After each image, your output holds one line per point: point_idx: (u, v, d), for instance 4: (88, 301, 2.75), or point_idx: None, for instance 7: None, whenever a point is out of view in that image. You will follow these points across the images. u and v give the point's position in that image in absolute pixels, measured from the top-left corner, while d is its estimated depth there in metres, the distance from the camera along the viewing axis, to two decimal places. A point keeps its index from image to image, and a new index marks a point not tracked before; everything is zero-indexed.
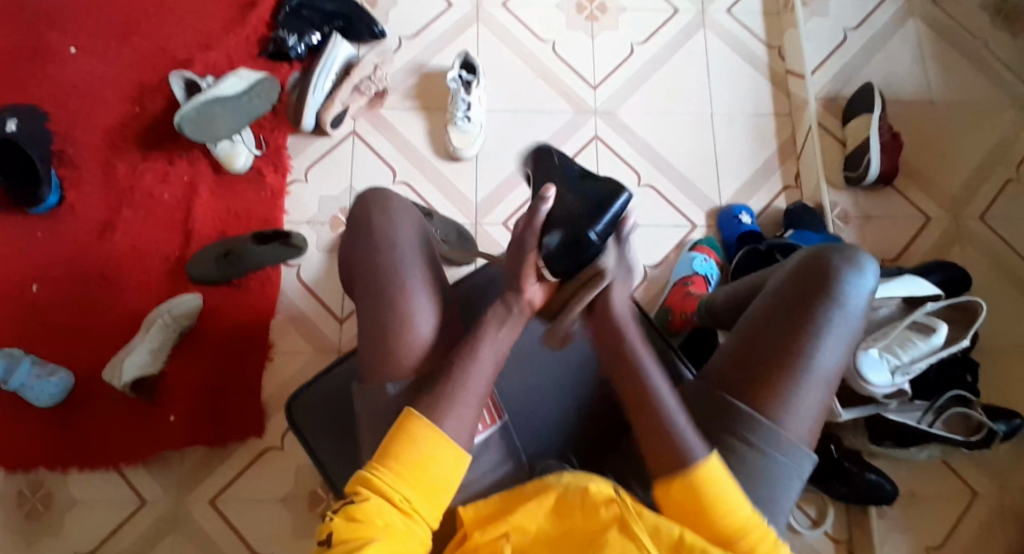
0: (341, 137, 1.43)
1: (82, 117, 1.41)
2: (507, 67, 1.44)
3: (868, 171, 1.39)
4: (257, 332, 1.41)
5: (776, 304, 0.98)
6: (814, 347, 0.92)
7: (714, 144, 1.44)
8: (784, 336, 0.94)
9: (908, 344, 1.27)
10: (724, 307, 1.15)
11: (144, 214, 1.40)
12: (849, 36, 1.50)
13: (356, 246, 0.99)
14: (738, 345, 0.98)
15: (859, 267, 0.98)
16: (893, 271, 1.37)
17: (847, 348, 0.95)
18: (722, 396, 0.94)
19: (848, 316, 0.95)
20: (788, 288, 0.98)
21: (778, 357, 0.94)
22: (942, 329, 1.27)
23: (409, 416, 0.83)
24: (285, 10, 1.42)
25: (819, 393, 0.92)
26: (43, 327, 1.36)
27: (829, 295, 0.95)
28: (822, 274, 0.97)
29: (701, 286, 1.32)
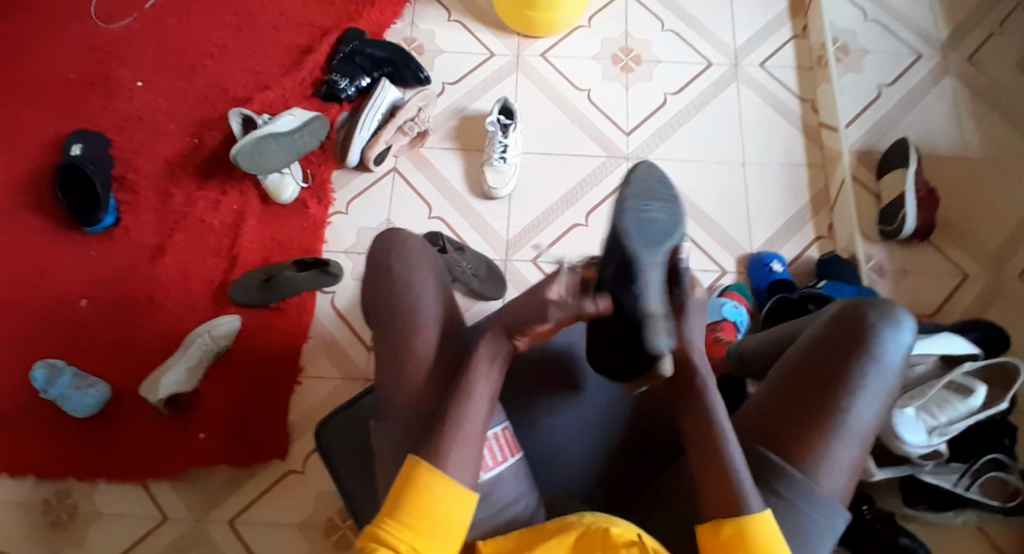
0: (383, 173, 1.49)
1: (144, 146, 1.51)
2: (542, 113, 1.49)
3: (904, 225, 1.38)
4: (289, 356, 1.45)
5: (810, 355, 0.97)
6: (849, 401, 0.92)
7: (744, 192, 1.46)
8: (818, 387, 0.94)
9: (947, 405, 1.22)
10: (755, 353, 1.14)
11: (193, 239, 1.48)
12: (883, 92, 1.50)
13: (384, 256, 1.06)
14: (772, 396, 0.97)
15: (897, 322, 0.96)
16: (931, 326, 1.34)
17: (884, 405, 0.93)
18: (757, 450, 0.94)
19: (885, 373, 0.93)
20: (823, 340, 0.97)
21: (813, 411, 0.93)
22: (980, 391, 1.21)
23: (414, 464, 0.85)
24: (340, 56, 1.50)
25: (852, 449, 0.92)
26: (90, 339, 1.43)
27: (866, 350, 0.94)
28: (859, 328, 0.95)
29: (729, 332, 1.31)
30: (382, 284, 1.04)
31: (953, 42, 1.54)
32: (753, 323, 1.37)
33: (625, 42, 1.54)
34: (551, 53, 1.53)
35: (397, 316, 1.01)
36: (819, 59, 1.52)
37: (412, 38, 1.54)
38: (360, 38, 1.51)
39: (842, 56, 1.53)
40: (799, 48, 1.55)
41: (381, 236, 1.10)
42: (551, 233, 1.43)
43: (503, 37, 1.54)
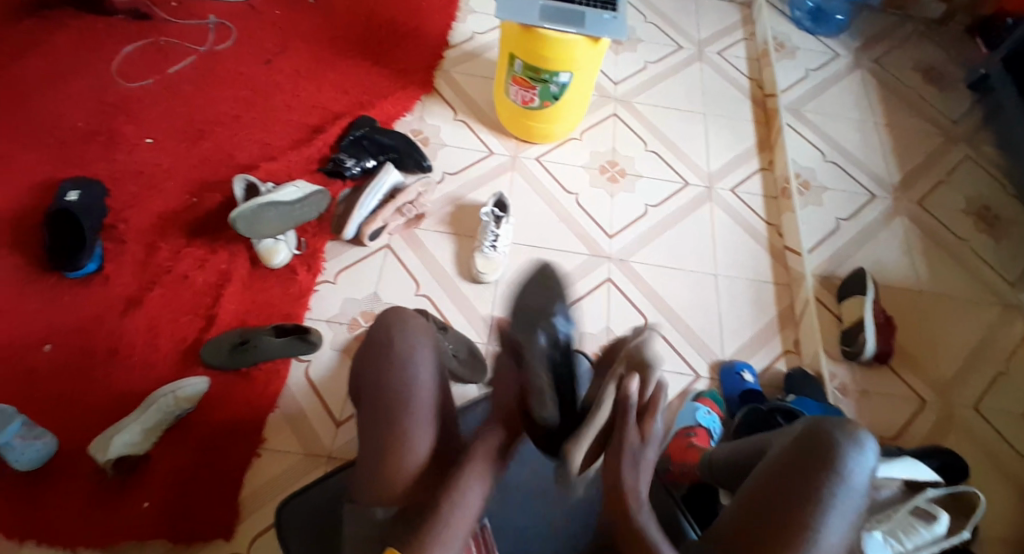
0: (375, 249, 1.53)
1: (140, 200, 1.52)
2: (533, 209, 1.57)
3: (864, 348, 1.48)
4: (250, 426, 1.39)
5: (780, 472, 1.00)
6: (817, 521, 0.95)
7: (716, 300, 1.55)
8: (790, 504, 0.97)
9: (912, 531, 1.19)
10: (725, 461, 1.17)
11: (172, 295, 1.46)
12: (841, 225, 1.64)
13: (382, 331, 1.06)
14: (745, 511, 1.00)
15: (860, 444, 1.00)
16: (894, 449, 1.40)
17: (852, 525, 0.96)
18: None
19: (851, 494, 0.96)
20: (794, 457, 1.01)
21: (785, 527, 0.96)
22: (943, 518, 1.19)
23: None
24: (349, 138, 1.57)
25: None
26: (44, 388, 1.36)
27: (833, 470, 0.97)
28: (826, 446, 0.99)
29: (703, 439, 1.33)
30: (378, 352, 1.04)
31: (903, 186, 1.71)
32: (726, 431, 1.40)
33: (612, 155, 1.67)
34: (546, 158, 1.65)
35: (387, 373, 1.02)
36: (782, 190, 1.66)
37: (419, 130, 1.64)
38: (370, 125, 1.59)
39: (804, 190, 1.66)
40: (765, 179, 1.69)
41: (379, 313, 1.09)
42: None
43: (503, 140, 1.66)
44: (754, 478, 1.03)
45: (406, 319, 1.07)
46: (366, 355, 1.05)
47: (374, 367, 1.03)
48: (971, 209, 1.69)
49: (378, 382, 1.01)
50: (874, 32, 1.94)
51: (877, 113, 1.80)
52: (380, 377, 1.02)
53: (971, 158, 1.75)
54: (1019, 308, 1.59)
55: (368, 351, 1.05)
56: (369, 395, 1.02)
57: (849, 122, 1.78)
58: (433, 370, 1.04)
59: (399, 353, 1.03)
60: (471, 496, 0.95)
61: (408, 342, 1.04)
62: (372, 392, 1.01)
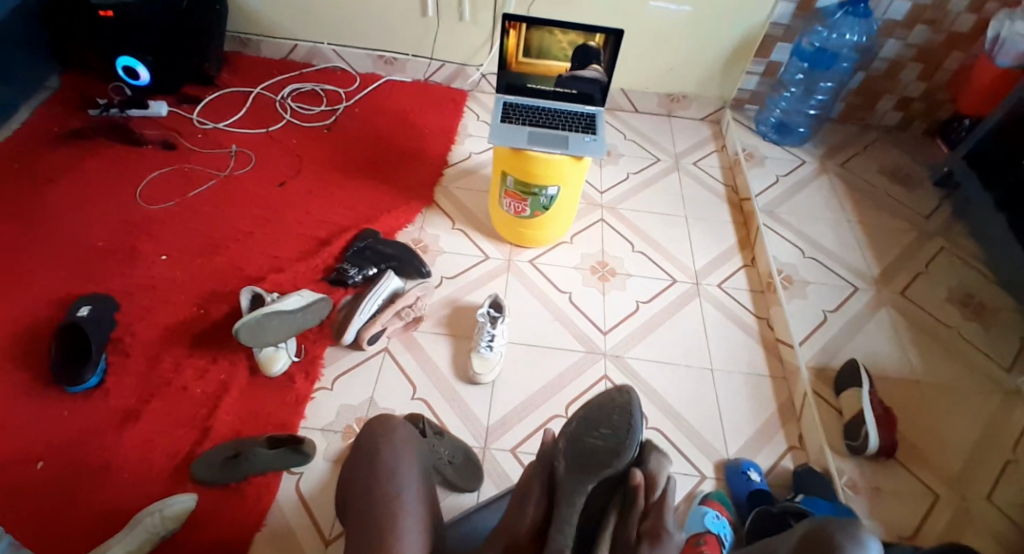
0: (373, 353, 1.55)
1: (148, 313, 1.56)
2: (529, 313, 1.62)
3: (867, 442, 1.47)
4: (237, 546, 1.35)
5: None
6: None
7: (714, 394, 1.56)
8: None
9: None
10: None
11: (171, 406, 1.47)
12: (828, 316, 1.68)
13: (371, 446, 1.16)
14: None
15: (865, 544, 1.04)
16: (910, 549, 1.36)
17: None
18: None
19: None
20: None
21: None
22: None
23: None
24: (353, 249, 1.65)
25: None
26: (35, 506, 1.34)
27: None
28: (827, 545, 1.03)
29: (713, 548, 1.24)
30: (370, 468, 1.13)
31: (884, 279, 1.76)
32: (737, 537, 1.37)
33: (601, 257, 1.74)
34: (538, 261, 1.71)
35: (376, 487, 1.11)
36: (768, 284, 1.71)
37: (419, 239, 1.72)
38: (373, 236, 1.67)
39: (788, 284, 1.71)
40: (750, 275, 1.75)
41: (368, 426, 1.19)
42: (527, 423, 1.49)
43: (498, 245, 1.74)
44: None
45: (394, 436, 1.17)
46: (355, 463, 1.16)
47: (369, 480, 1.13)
48: (955, 298, 1.74)
49: (371, 495, 1.11)
50: (840, 139, 2.08)
51: (851, 212, 1.90)
52: (367, 482, 1.12)
53: (948, 251, 1.82)
54: (1018, 396, 1.60)
55: (359, 458, 1.15)
56: (359, 503, 1.12)
57: (824, 223, 1.86)
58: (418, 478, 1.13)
59: (386, 458, 1.14)
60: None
61: (397, 445, 1.15)
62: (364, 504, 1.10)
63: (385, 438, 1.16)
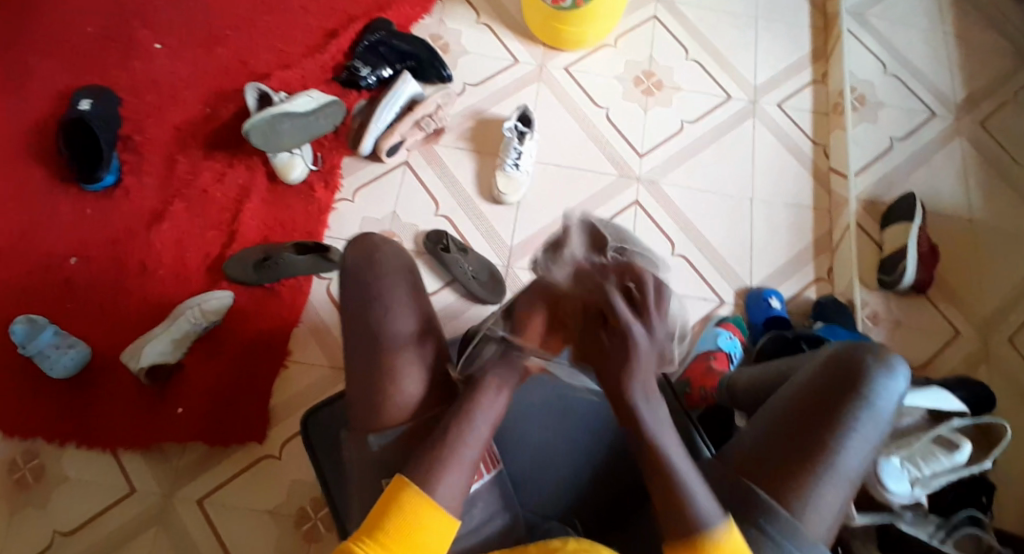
0: (393, 166, 1.48)
1: (156, 110, 1.49)
2: (563, 128, 1.51)
3: (903, 276, 1.39)
4: (276, 337, 1.41)
5: (799, 391, 0.99)
6: (840, 447, 0.92)
7: (750, 225, 1.48)
8: (815, 429, 0.94)
9: (932, 458, 1.16)
10: (744, 387, 1.14)
11: (194, 209, 1.45)
12: (895, 145, 1.53)
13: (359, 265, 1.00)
14: (760, 435, 0.97)
15: (891, 370, 0.98)
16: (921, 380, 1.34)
17: (873, 451, 0.95)
18: (750, 485, 0.93)
19: (877, 420, 0.95)
20: (820, 379, 0.98)
21: (805, 449, 0.93)
22: (965, 448, 1.17)
23: (400, 484, 0.82)
24: (364, 43, 1.51)
25: (840, 493, 0.92)
26: (73, 299, 1.39)
27: (861, 394, 0.95)
28: (856, 365, 0.97)
29: (722, 362, 1.31)
30: (360, 290, 0.98)
31: (967, 105, 1.57)
32: (747, 357, 1.36)
33: (648, 65, 1.58)
34: (575, 68, 1.56)
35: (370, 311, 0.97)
36: (834, 106, 1.55)
37: (439, 35, 1.57)
38: (387, 28, 1.52)
39: (859, 105, 1.55)
40: (818, 93, 1.58)
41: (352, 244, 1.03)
42: None
43: (529, 47, 1.57)
44: (770, 401, 1.01)
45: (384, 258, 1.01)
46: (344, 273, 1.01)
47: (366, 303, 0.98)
48: None
49: (366, 326, 0.96)
50: None
51: (946, 20, 1.65)
52: (354, 302, 0.98)
53: None
54: None
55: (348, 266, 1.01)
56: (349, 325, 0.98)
57: (915, 32, 1.64)
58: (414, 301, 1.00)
59: (377, 274, 0.99)
60: (488, 414, 0.88)
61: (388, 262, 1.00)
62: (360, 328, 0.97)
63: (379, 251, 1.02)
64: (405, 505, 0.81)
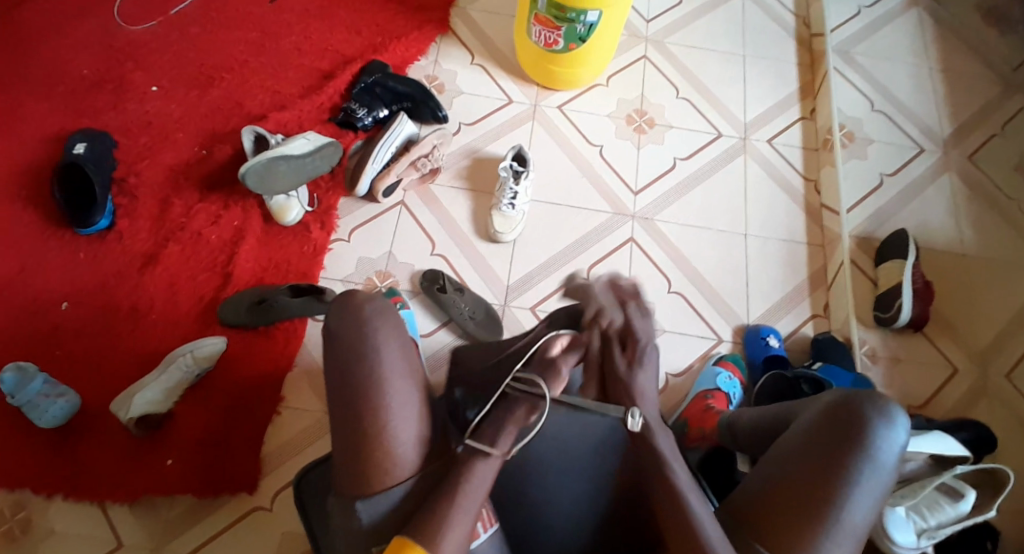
0: (390, 206, 1.48)
1: (151, 152, 1.49)
2: (557, 166, 1.52)
3: (899, 313, 1.40)
4: (268, 385, 1.41)
5: (800, 441, 0.98)
6: (842, 501, 0.92)
7: (745, 261, 1.49)
8: (815, 482, 0.93)
9: (936, 508, 1.17)
10: (746, 427, 1.13)
11: (188, 252, 1.43)
12: (885, 180, 1.55)
13: (346, 331, 0.99)
14: (764, 494, 0.96)
15: (893, 419, 0.97)
16: (921, 421, 1.35)
17: (878, 503, 0.94)
18: (755, 545, 0.93)
19: (879, 472, 0.94)
20: (821, 430, 0.97)
21: (809, 507, 0.92)
22: (970, 497, 1.17)
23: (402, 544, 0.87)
24: (360, 85, 1.53)
25: (845, 548, 0.91)
26: (67, 345, 1.37)
27: (862, 447, 0.94)
28: (855, 418, 0.96)
29: (722, 403, 1.30)
30: (346, 342, 0.99)
31: (954, 140, 1.60)
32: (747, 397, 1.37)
33: (639, 103, 1.60)
34: (568, 107, 1.58)
35: (361, 374, 0.98)
36: (824, 142, 1.58)
37: (434, 76, 1.58)
38: (381, 71, 1.54)
39: (848, 142, 1.58)
40: (807, 129, 1.61)
41: (336, 301, 1.04)
42: (550, 282, 1.44)
43: (523, 87, 1.59)
44: (771, 450, 1.00)
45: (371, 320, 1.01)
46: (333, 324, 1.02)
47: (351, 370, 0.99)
48: (1022, 165, 1.57)
49: (351, 380, 0.98)
50: None
51: (930, 57, 1.69)
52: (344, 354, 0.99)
53: None
54: None
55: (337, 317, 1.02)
56: (338, 385, 1.00)
57: (900, 67, 1.68)
58: (402, 364, 1.00)
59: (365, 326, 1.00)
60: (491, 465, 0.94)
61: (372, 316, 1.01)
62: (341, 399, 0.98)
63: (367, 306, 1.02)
64: None
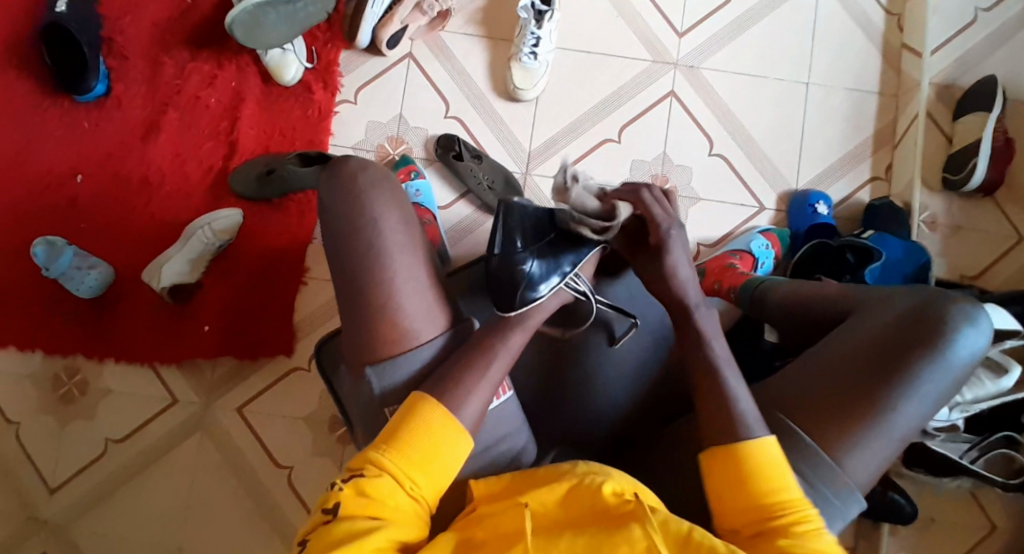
0: (396, 60, 1.33)
1: (134, 6, 1.37)
2: (587, 5, 1.32)
3: (971, 176, 1.23)
4: (293, 252, 1.38)
5: (865, 339, 0.92)
6: (900, 401, 0.88)
7: (802, 115, 1.31)
8: (874, 381, 0.89)
9: (975, 383, 1.19)
10: (783, 303, 1.07)
11: (189, 118, 1.35)
12: (980, 16, 1.30)
13: (343, 237, 0.96)
14: (815, 381, 0.91)
15: (975, 320, 0.91)
16: (974, 293, 1.23)
17: (933, 405, 0.90)
18: (796, 435, 0.89)
19: (946, 374, 0.89)
20: (891, 330, 0.91)
21: (862, 401, 0.89)
22: (1014, 373, 1.18)
23: (417, 398, 0.85)
24: None
25: (890, 445, 0.88)
26: (86, 219, 1.35)
27: (935, 349, 0.89)
28: (936, 321, 0.90)
29: (747, 264, 1.23)
30: (347, 256, 0.96)
31: None
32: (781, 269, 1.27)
33: None
34: None
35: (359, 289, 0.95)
36: None
37: None
38: None
39: None
40: None
41: (331, 180, 0.98)
42: (576, 146, 1.30)
43: None
44: (825, 342, 0.95)
45: (367, 204, 0.97)
46: (336, 215, 0.97)
47: (346, 255, 0.96)
48: None
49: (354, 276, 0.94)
50: None
51: None
52: (347, 257, 0.96)
53: None
54: None
55: (342, 204, 0.97)
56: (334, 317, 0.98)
57: None
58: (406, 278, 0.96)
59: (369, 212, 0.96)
60: (509, 353, 0.90)
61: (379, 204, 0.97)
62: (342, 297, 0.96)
63: (372, 192, 0.98)
64: (424, 412, 0.84)
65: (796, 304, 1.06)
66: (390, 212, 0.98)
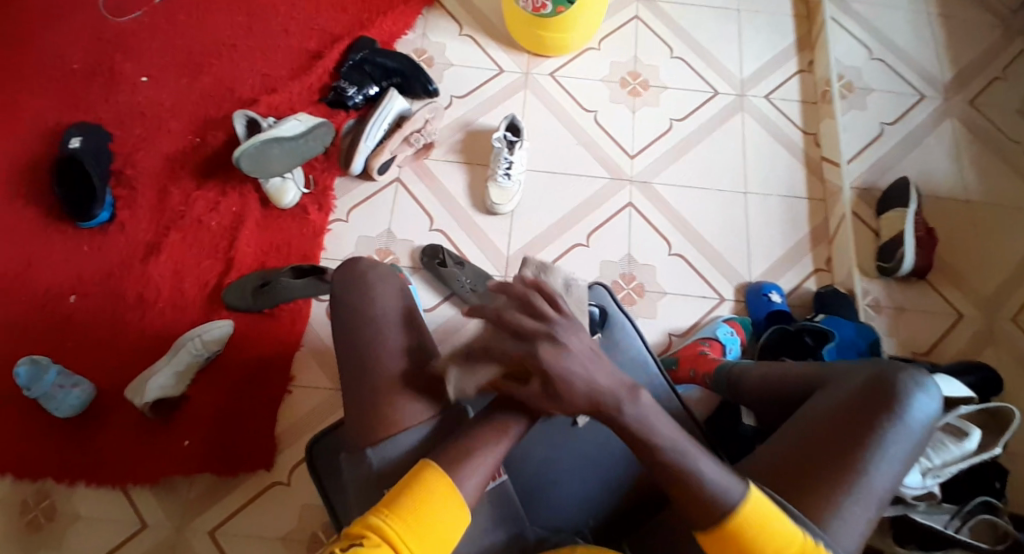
0: (385, 183, 1.49)
1: (144, 142, 1.51)
2: (552, 133, 1.54)
3: (901, 264, 1.38)
4: (280, 361, 1.40)
5: (831, 412, 0.97)
6: (871, 468, 0.92)
7: (745, 219, 1.48)
8: (845, 450, 0.93)
9: (941, 448, 1.15)
10: (757, 393, 1.11)
11: (189, 238, 1.45)
12: (886, 130, 1.55)
13: (346, 291, 1.03)
14: (789, 451, 0.95)
15: (924, 386, 0.97)
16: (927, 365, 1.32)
17: (902, 469, 0.94)
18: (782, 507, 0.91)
19: (909, 436, 0.94)
20: (850, 401, 0.96)
21: (838, 468, 0.92)
22: (975, 435, 1.15)
23: (425, 464, 0.87)
24: (349, 63, 1.54)
25: (870, 510, 0.91)
26: (76, 336, 1.38)
27: (894, 414, 0.94)
28: (893, 391, 0.95)
29: (717, 350, 1.31)
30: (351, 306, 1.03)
31: (955, 86, 1.60)
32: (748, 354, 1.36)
33: (633, 67, 1.61)
34: (560, 73, 1.60)
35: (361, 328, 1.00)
36: (823, 95, 1.58)
37: (422, 50, 1.60)
38: (369, 47, 1.56)
39: (847, 93, 1.59)
40: (805, 82, 1.62)
41: (339, 273, 1.06)
42: (549, 252, 1.43)
43: (515, 56, 1.61)
44: (795, 419, 0.99)
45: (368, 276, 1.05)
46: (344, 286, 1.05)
47: (348, 307, 1.03)
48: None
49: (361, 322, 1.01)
50: None
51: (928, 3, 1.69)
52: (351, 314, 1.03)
53: None
54: None
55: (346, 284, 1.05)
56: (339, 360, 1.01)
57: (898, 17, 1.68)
58: (402, 323, 1.02)
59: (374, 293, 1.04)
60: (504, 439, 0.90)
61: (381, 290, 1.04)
62: (346, 337, 1.01)
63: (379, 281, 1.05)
64: (431, 482, 0.85)
65: (764, 394, 1.10)
66: (388, 294, 1.05)
